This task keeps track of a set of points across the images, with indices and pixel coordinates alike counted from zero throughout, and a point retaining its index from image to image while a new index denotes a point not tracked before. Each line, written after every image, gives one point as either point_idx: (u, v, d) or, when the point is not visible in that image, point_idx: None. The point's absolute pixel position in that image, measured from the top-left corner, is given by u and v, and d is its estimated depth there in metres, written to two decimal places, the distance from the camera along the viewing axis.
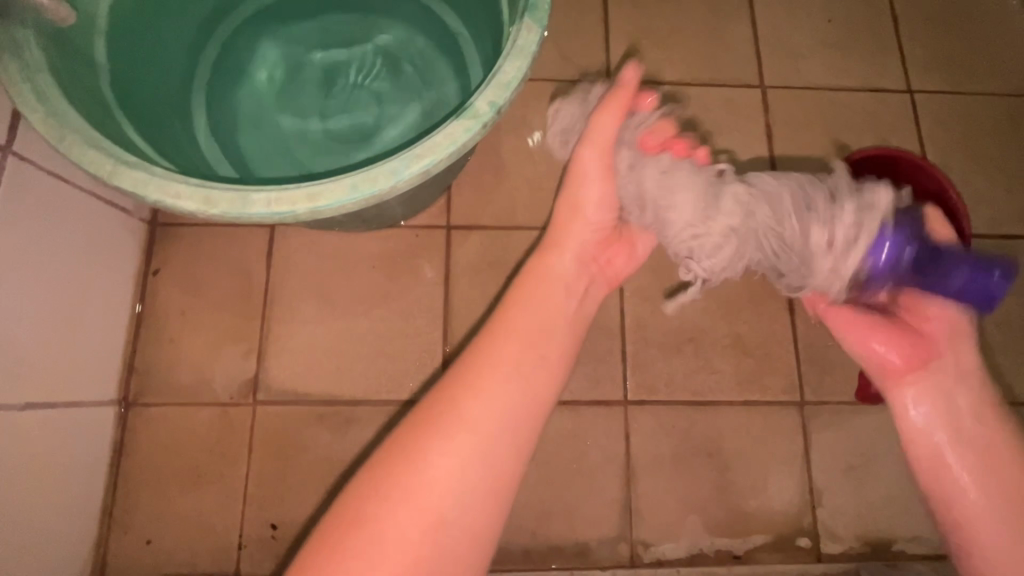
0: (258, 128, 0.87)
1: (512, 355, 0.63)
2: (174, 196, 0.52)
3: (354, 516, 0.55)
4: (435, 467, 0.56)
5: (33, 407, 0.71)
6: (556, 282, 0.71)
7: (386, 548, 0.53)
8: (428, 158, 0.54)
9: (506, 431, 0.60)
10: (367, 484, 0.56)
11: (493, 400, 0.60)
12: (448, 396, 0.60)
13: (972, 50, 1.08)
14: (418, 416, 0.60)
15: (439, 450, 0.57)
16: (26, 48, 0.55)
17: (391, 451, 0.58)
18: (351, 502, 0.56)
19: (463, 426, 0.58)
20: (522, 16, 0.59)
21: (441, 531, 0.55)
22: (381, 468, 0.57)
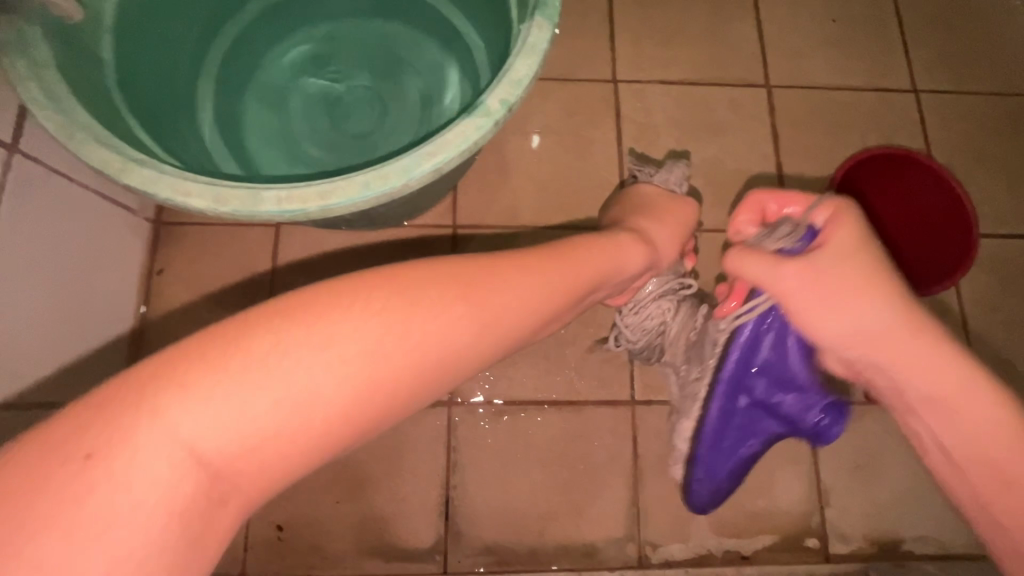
0: (264, 127, 0.87)
1: (532, 269, 0.49)
2: (183, 195, 0.52)
3: (264, 342, 0.34)
4: (404, 335, 0.38)
5: (37, 408, 0.71)
6: (622, 260, 0.63)
7: (331, 357, 0.35)
8: (439, 156, 0.54)
9: (495, 350, 0.45)
10: (313, 309, 0.37)
11: (497, 308, 0.44)
12: (451, 271, 0.43)
13: (976, 51, 1.08)
14: (405, 272, 0.42)
15: (420, 325, 0.39)
16: (33, 44, 0.55)
17: (359, 286, 0.39)
18: (264, 326, 0.35)
19: (457, 315, 0.41)
20: (533, 13, 0.59)
21: (364, 416, 0.37)
22: (390, 280, 0.41)
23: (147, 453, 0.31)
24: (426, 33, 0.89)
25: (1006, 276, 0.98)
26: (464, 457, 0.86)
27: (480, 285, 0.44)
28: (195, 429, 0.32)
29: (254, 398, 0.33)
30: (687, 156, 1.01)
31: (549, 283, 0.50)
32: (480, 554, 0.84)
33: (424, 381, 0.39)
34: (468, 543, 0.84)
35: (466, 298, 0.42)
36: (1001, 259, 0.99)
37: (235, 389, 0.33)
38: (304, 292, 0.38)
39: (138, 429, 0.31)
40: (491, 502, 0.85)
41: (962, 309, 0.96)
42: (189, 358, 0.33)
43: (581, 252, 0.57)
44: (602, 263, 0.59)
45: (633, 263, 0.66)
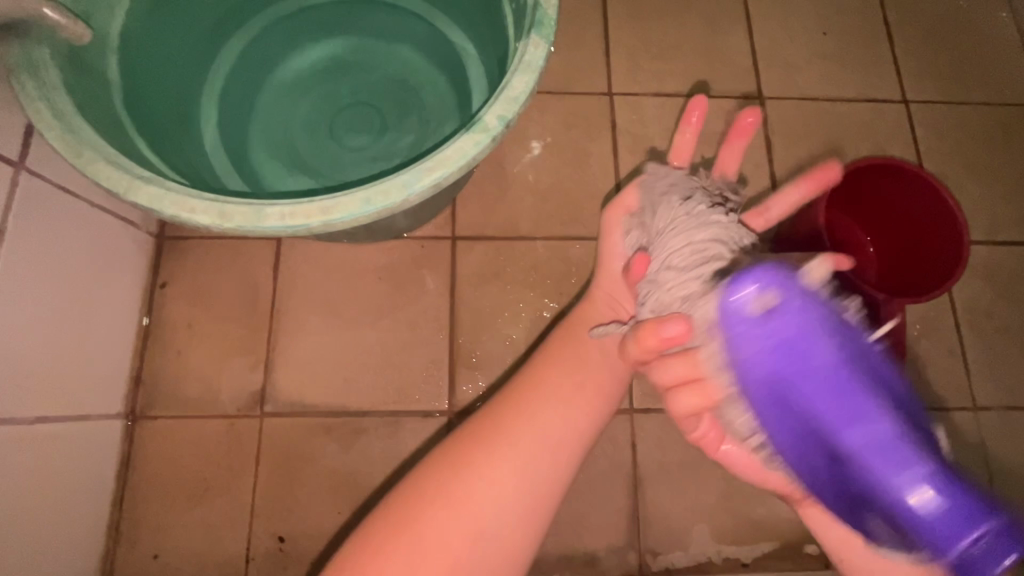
0: (266, 142, 0.88)
1: (543, 392, 0.68)
2: (189, 211, 0.53)
3: (407, 517, 0.59)
4: (477, 485, 0.61)
5: (43, 422, 0.72)
6: (596, 329, 0.74)
7: (451, 521, 0.59)
8: (439, 171, 0.55)
9: (545, 463, 0.64)
10: (417, 491, 0.61)
11: (526, 433, 0.64)
12: (483, 430, 0.65)
13: (964, 61, 1.10)
14: (462, 444, 0.64)
15: (480, 473, 0.61)
16: (42, 66, 0.56)
17: (431, 473, 0.62)
18: (399, 508, 0.60)
19: (498, 453, 0.63)
20: (529, 32, 0.60)
21: (489, 538, 0.59)
22: (461, 448, 0.64)
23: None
24: (425, 51, 0.91)
25: (999, 283, 0.99)
26: None
27: (504, 429, 0.64)
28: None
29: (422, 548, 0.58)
30: None
31: (566, 392, 0.68)
32: None
33: (508, 509, 0.61)
34: None
35: (505, 441, 0.63)
36: (993, 265, 1.00)
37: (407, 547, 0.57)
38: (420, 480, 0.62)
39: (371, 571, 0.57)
40: None
41: (956, 315, 0.98)
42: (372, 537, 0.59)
43: (564, 346, 0.73)
44: (584, 354, 0.71)
45: (605, 317, 0.75)
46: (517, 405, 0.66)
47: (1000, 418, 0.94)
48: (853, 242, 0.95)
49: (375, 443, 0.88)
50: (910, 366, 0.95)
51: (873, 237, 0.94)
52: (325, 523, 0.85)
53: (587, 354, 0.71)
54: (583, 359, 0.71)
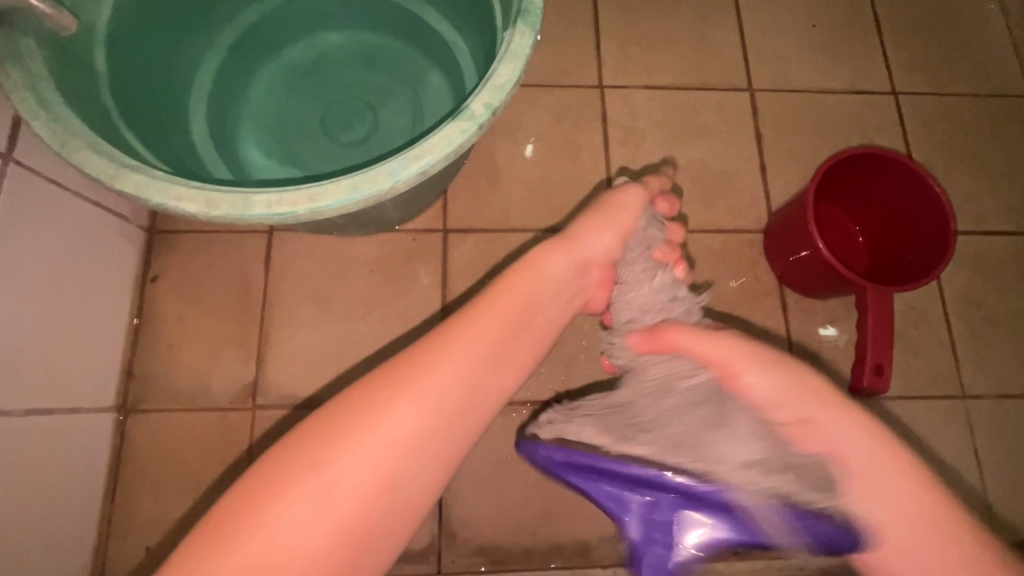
0: (256, 135, 0.88)
1: (464, 340, 0.59)
2: (175, 199, 0.53)
3: (284, 468, 0.49)
4: (368, 436, 0.51)
5: (32, 414, 0.71)
6: (550, 276, 0.67)
7: (319, 498, 0.48)
8: (425, 159, 0.55)
9: (451, 423, 0.55)
10: (305, 441, 0.51)
11: (432, 384, 0.55)
12: (385, 377, 0.55)
13: (953, 53, 1.11)
14: (338, 406, 0.54)
15: (369, 422, 0.52)
16: (28, 56, 0.56)
17: (319, 420, 0.53)
18: (280, 460, 0.50)
19: (394, 402, 0.53)
20: (515, 21, 0.61)
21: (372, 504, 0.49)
22: (338, 414, 0.53)
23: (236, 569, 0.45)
24: (416, 43, 0.91)
25: (988, 272, 1.00)
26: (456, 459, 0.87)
27: (409, 376, 0.55)
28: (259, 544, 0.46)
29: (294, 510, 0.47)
30: (673, 158, 1.03)
31: (496, 334, 0.60)
32: (475, 555, 0.84)
33: (394, 465, 0.51)
34: (462, 544, 0.84)
35: (407, 389, 0.54)
36: (982, 255, 1.01)
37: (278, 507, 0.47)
38: (289, 450, 0.51)
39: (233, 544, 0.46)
40: (486, 502, 0.86)
41: (945, 305, 0.98)
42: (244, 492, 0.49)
43: (504, 289, 0.64)
44: (525, 302, 0.64)
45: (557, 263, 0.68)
46: (432, 352, 0.57)
47: (988, 406, 0.95)
48: (843, 231, 0.95)
49: None
50: (899, 355, 0.96)
51: (862, 226, 0.95)
52: None
53: (529, 308, 0.64)
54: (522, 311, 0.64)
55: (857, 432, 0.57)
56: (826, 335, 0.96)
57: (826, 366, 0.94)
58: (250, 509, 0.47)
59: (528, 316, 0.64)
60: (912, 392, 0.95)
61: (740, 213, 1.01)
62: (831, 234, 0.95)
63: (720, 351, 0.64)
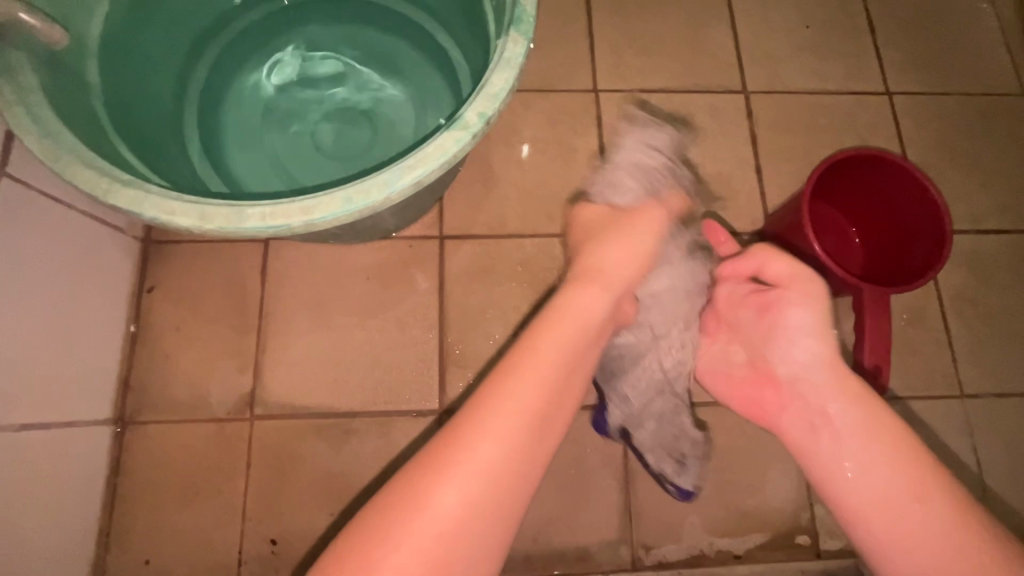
0: (251, 143, 0.88)
1: (532, 361, 0.57)
2: (169, 213, 0.53)
3: (388, 521, 0.48)
4: (466, 480, 0.49)
5: (29, 428, 0.71)
6: (583, 304, 0.64)
7: None
8: (419, 169, 0.55)
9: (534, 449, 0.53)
10: (367, 523, 0.48)
11: (516, 416, 0.53)
12: (467, 414, 0.53)
13: (945, 51, 1.11)
14: (384, 494, 0.50)
15: (462, 466, 0.50)
16: (20, 71, 0.56)
17: (367, 518, 0.49)
18: (380, 516, 0.48)
19: (477, 450, 0.50)
20: (508, 29, 0.61)
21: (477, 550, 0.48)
22: (385, 502, 0.49)
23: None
24: (410, 51, 0.91)
25: (983, 271, 1.00)
26: None
27: (489, 408, 0.53)
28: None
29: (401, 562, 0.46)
30: None
31: (535, 393, 0.55)
32: None
33: (497, 508, 0.49)
34: None
35: (449, 471, 0.49)
36: (978, 254, 1.01)
37: (383, 559, 0.46)
38: (339, 547, 0.48)
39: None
40: None
41: (941, 304, 0.98)
42: (347, 555, 0.47)
43: (540, 336, 0.59)
44: (566, 345, 0.59)
45: (591, 300, 0.64)
46: (502, 379, 0.55)
47: (986, 405, 0.95)
48: (838, 232, 0.96)
49: (366, 442, 0.88)
50: (897, 355, 0.96)
51: (858, 227, 0.95)
52: (321, 524, 0.85)
53: (577, 332, 0.61)
54: (562, 357, 0.58)
55: (896, 474, 0.57)
56: None
57: None
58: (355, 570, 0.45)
59: (580, 343, 0.61)
60: (910, 392, 0.95)
61: (736, 215, 1.01)
62: (827, 235, 0.96)
63: (810, 367, 0.66)
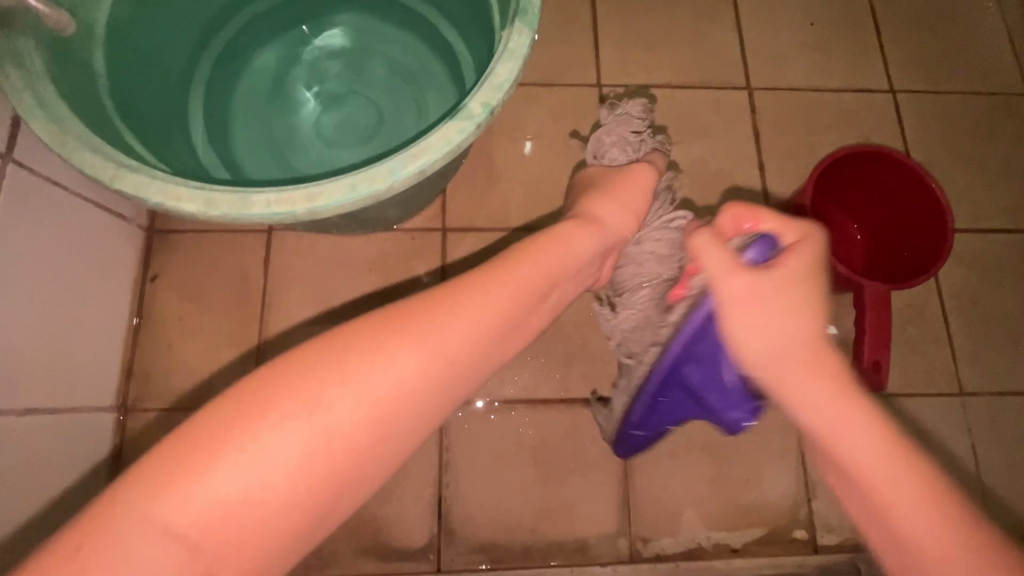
0: (255, 135, 0.89)
1: (492, 279, 0.51)
2: (175, 199, 0.53)
3: (259, 401, 0.39)
4: (370, 375, 0.41)
5: (33, 413, 0.72)
6: (575, 243, 0.61)
7: (280, 450, 0.37)
8: (423, 158, 0.55)
9: (463, 368, 0.45)
10: (304, 365, 0.41)
11: (454, 328, 0.46)
12: (428, 295, 0.47)
13: (950, 51, 1.11)
14: (323, 345, 0.43)
15: (373, 361, 0.41)
16: (28, 57, 0.56)
17: (306, 358, 0.42)
18: (256, 393, 0.39)
19: (451, 324, 0.45)
20: (513, 20, 0.61)
21: (366, 461, 0.40)
22: (335, 347, 0.42)
23: (197, 525, 0.35)
24: (414, 43, 0.91)
25: (985, 270, 1.00)
26: (456, 457, 0.87)
27: (428, 313, 0.46)
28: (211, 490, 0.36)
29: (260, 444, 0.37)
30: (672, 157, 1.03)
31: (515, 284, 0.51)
32: (475, 553, 0.84)
33: (394, 422, 0.41)
34: (460, 540, 0.85)
35: (408, 338, 0.43)
36: (981, 253, 1.01)
37: (301, 415, 0.38)
38: (266, 379, 0.40)
39: (191, 485, 0.36)
40: (486, 497, 0.86)
41: (943, 303, 0.99)
42: (217, 422, 0.38)
43: (532, 250, 0.57)
44: (553, 259, 0.57)
45: (581, 232, 0.63)
46: (450, 291, 0.48)
47: (987, 404, 0.95)
48: (841, 229, 0.95)
49: None
50: (898, 352, 0.96)
51: (860, 223, 0.94)
52: None
53: (562, 257, 0.58)
54: (550, 268, 0.56)
55: None
56: None
57: None
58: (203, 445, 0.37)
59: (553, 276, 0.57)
60: (911, 390, 0.95)
61: None
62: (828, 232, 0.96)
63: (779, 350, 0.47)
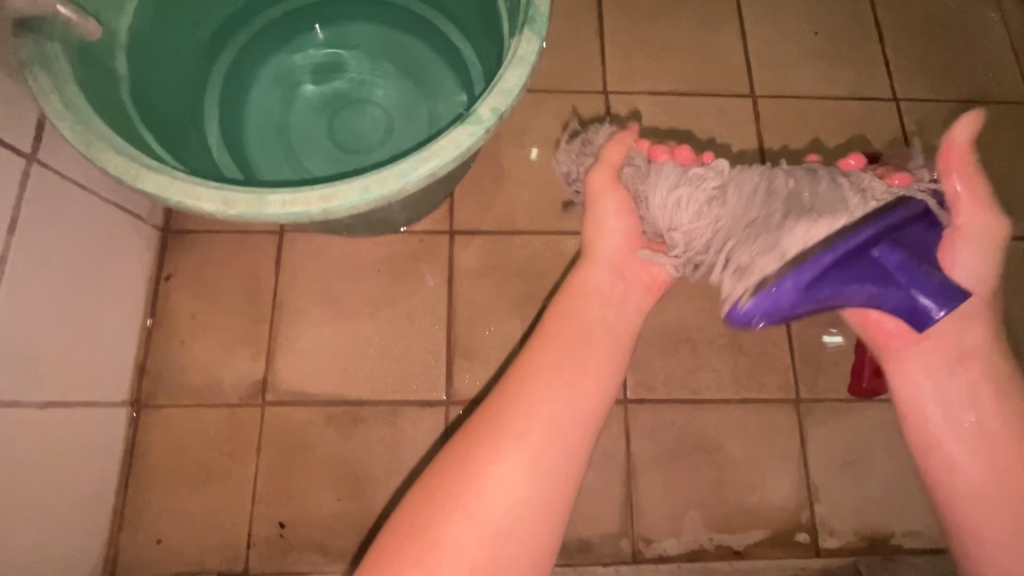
0: (267, 138, 0.91)
1: (555, 345, 0.66)
2: (195, 199, 0.55)
3: (415, 539, 0.57)
4: (507, 453, 0.60)
5: (51, 406, 0.74)
6: (593, 292, 0.71)
7: (472, 516, 0.57)
8: (434, 161, 0.57)
9: (563, 437, 0.62)
10: (460, 457, 0.60)
11: (550, 393, 0.63)
12: (517, 376, 0.65)
13: (953, 60, 1.12)
14: (463, 440, 0.62)
15: (473, 477, 0.59)
16: (55, 61, 0.59)
17: (462, 450, 0.61)
18: (437, 486, 0.59)
19: (539, 396, 0.63)
20: (521, 28, 0.62)
21: (527, 522, 0.58)
22: (471, 439, 0.61)
23: None
24: (425, 52, 0.94)
25: None
26: None
27: (527, 391, 0.63)
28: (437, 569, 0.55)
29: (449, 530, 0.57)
30: None
31: (572, 353, 0.66)
32: None
33: (543, 478, 0.60)
34: None
35: (517, 418, 0.61)
36: None
37: (477, 489, 0.58)
38: (435, 480, 0.60)
39: (428, 558, 0.56)
40: None
41: None
42: (421, 516, 0.58)
43: (566, 308, 0.70)
44: (596, 318, 0.69)
45: (601, 283, 0.72)
46: (534, 361, 0.65)
47: None
48: None
49: (373, 430, 0.90)
50: None
51: None
52: (329, 509, 0.87)
53: (594, 309, 0.70)
54: (590, 322, 0.69)
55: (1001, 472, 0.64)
56: (831, 340, 0.95)
57: (827, 368, 0.94)
58: (413, 540, 0.57)
59: (589, 337, 0.68)
60: None
61: None
62: None
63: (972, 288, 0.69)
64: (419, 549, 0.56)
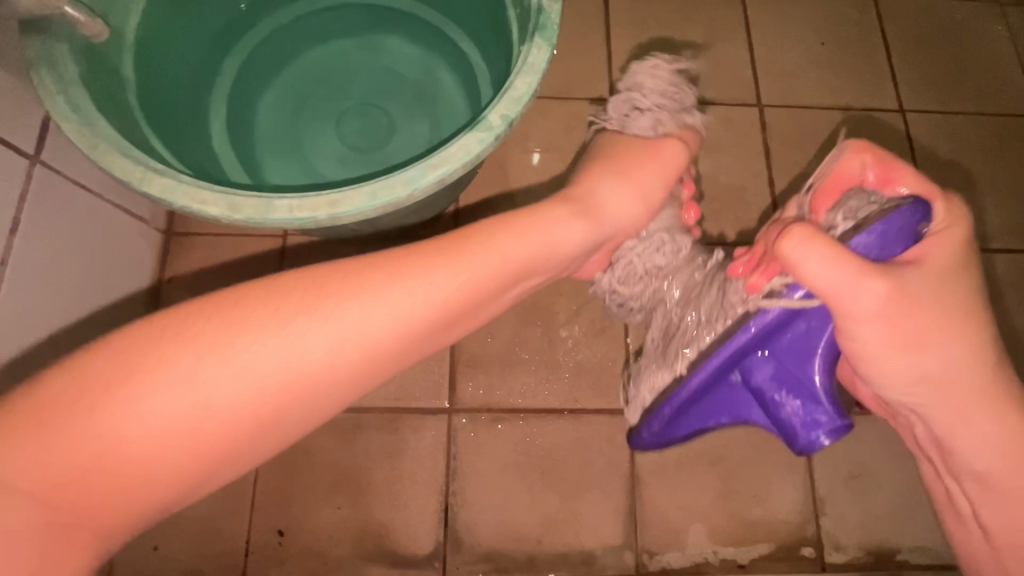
0: (273, 141, 0.90)
1: (428, 255, 0.51)
2: (200, 203, 0.55)
3: (101, 384, 0.41)
4: (275, 352, 0.44)
5: None
6: (563, 235, 0.59)
7: (168, 403, 0.41)
8: (443, 167, 0.56)
9: (354, 363, 0.47)
10: (221, 320, 0.45)
11: (373, 313, 0.47)
12: (361, 272, 0.49)
13: (959, 72, 1.12)
14: (249, 303, 0.46)
15: (217, 359, 0.43)
16: (62, 62, 0.58)
17: (232, 318, 0.45)
18: (177, 340, 0.43)
19: (362, 306, 0.47)
20: (533, 35, 0.62)
21: (205, 437, 0.43)
22: (255, 311, 0.45)
23: (70, 463, 0.40)
24: (432, 57, 0.94)
25: (994, 291, 1.00)
26: (463, 465, 0.88)
27: (360, 292, 0.48)
28: (115, 433, 0.40)
29: (156, 399, 0.41)
30: None
31: (433, 271, 0.50)
32: (480, 562, 0.85)
33: (254, 398, 0.44)
34: (467, 550, 0.85)
35: (317, 318, 0.46)
36: (990, 274, 1.01)
37: (197, 372, 0.42)
38: (187, 324, 0.44)
39: (90, 420, 0.40)
40: (493, 508, 0.86)
41: None
42: (127, 360, 0.42)
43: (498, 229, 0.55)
44: (509, 252, 0.55)
45: (573, 232, 0.59)
46: (392, 265, 0.50)
47: None
48: None
49: (374, 436, 0.89)
50: None
51: None
52: (328, 516, 0.86)
53: (513, 243, 0.55)
54: (506, 260, 0.54)
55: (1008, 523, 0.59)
56: None
57: None
58: (107, 384, 0.41)
59: (516, 266, 0.55)
60: None
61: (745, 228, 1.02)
62: None
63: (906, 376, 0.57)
64: (120, 392, 0.41)
